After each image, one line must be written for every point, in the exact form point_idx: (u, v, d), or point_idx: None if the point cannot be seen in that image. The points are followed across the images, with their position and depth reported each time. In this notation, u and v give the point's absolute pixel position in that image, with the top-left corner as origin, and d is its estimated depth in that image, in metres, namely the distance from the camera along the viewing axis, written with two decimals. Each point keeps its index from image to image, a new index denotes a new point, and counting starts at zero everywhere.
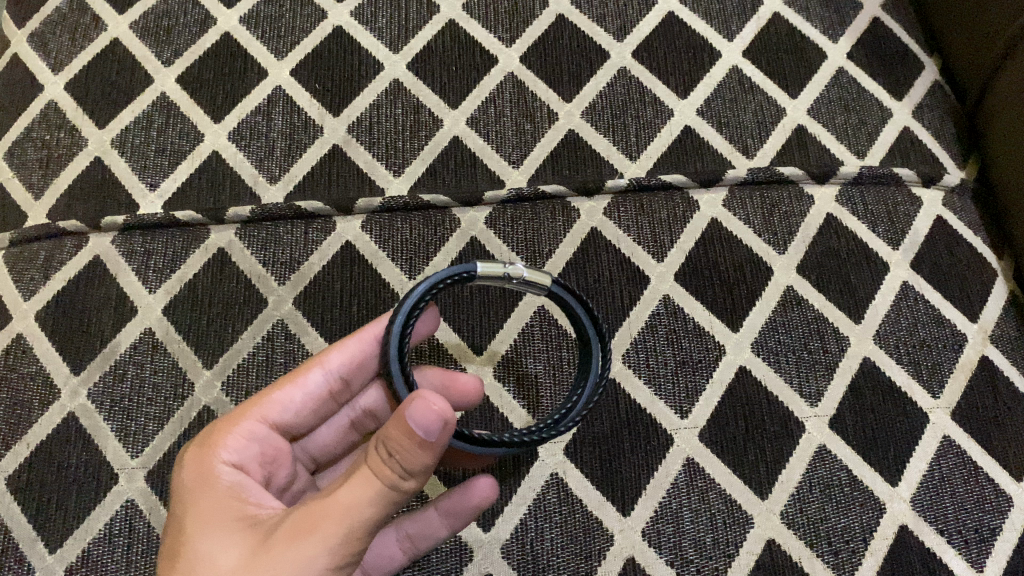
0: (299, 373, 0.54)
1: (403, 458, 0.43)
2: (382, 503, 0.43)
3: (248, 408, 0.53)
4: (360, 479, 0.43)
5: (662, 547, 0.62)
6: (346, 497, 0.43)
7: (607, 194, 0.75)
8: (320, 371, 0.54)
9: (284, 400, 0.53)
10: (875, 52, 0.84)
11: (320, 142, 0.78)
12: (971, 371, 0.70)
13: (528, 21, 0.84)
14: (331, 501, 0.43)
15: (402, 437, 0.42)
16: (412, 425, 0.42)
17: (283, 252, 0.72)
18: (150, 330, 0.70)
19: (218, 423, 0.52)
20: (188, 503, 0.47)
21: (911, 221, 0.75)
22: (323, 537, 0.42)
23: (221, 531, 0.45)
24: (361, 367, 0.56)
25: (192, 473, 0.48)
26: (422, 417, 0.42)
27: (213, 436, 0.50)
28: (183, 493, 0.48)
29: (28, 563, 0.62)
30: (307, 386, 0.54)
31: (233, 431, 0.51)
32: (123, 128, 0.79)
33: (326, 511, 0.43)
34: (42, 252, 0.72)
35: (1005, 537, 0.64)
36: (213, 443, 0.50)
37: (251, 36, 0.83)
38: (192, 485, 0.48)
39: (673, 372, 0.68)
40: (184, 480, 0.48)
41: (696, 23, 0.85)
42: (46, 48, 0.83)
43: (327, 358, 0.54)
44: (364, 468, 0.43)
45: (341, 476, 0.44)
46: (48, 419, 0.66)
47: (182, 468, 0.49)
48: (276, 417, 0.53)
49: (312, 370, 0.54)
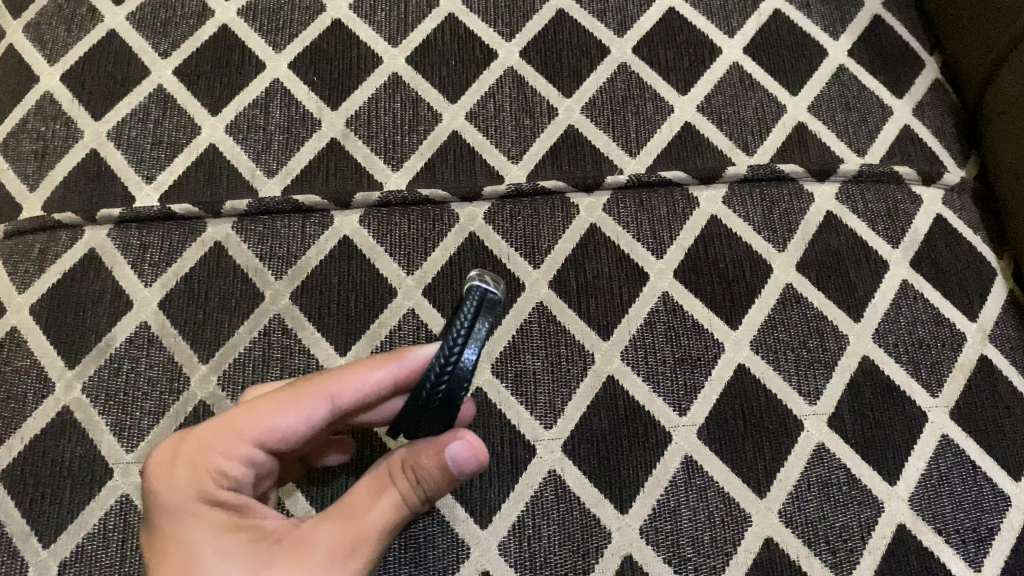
0: (303, 401, 0.47)
1: (430, 487, 0.48)
2: (402, 523, 0.48)
3: (242, 431, 0.47)
4: (388, 501, 0.47)
5: (660, 545, 0.62)
6: (375, 518, 0.47)
7: (607, 190, 0.75)
8: (327, 403, 0.47)
9: (284, 429, 0.47)
10: (876, 50, 0.84)
11: (318, 136, 0.77)
12: (970, 371, 0.69)
13: (528, 16, 0.84)
14: (358, 522, 0.47)
15: (436, 469, 0.48)
16: (451, 460, 0.48)
17: (280, 246, 0.72)
18: (146, 324, 0.69)
19: (209, 435, 0.47)
20: (187, 523, 0.45)
21: (911, 219, 0.75)
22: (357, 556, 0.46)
23: (237, 556, 0.44)
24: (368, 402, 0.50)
25: (188, 493, 0.46)
26: (462, 454, 0.48)
27: (208, 458, 0.46)
28: (183, 514, 0.46)
29: (21, 558, 0.61)
30: (311, 418, 0.47)
31: (228, 452, 0.47)
32: (119, 120, 0.78)
33: (359, 532, 0.46)
34: (38, 244, 0.72)
35: (1003, 536, 0.64)
36: (208, 463, 0.46)
37: (249, 29, 0.83)
38: (187, 504, 0.46)
39: (671, 369, 0.68)
40: (176, 499, 0.46)
41: (696, 19, 0.85)
42: (42, 39, 0.82)
43: (341, 390, 0.47)
44: (389, 490, 0.48)
45: (363, 497, 0.48)
46: (42, 412, 0.66)
47: (170, 484, 0.46)
48: (270, 443, 0.47)
49: (321, 401, 0.47)
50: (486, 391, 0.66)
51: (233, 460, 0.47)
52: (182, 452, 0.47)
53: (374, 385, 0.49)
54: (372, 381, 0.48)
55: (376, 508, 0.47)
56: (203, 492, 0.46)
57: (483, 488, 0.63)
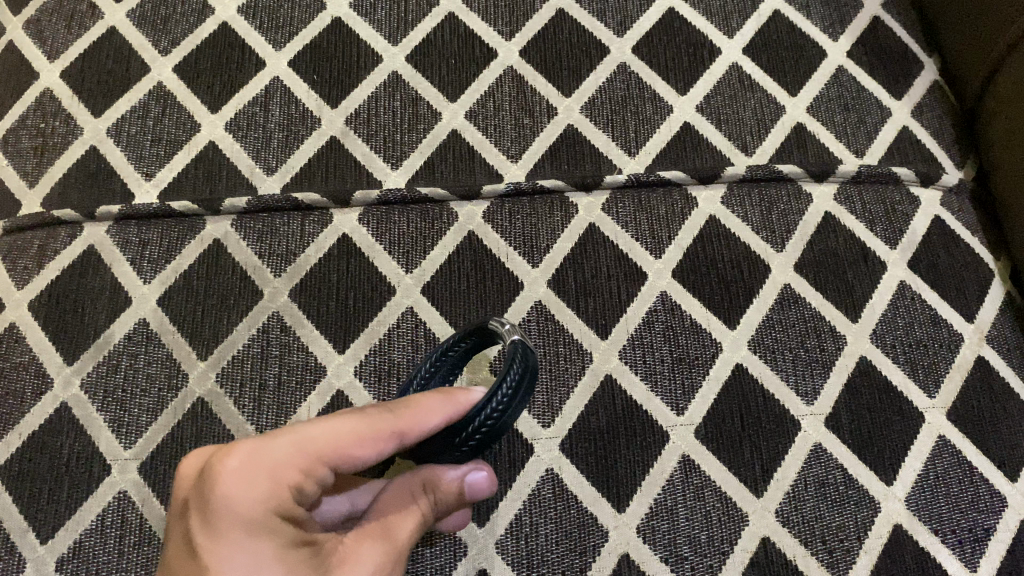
0: (382, 434, 0.46)
1: (445, 508, 0.52)
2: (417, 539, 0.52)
3: (319, 453, 0.44)
4: (416, 520, 0.50)
5: (656, 544, 0.62)
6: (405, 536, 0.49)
7: (606, 190, 0.75)
8: (399, 438, 0.46)
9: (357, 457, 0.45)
10: (875, 51, 0.84)
11: (318, 134, 0.77)
12: (967, 371, 0.70)
13: (528, 15, 0.84)
14: (392, 540, 0.49)
15: (454, 493, 0.52)
16: (469, 485, 0.52)
17: (279, 243, 0.72)
18: (144, 320, 0.69)
19: (286, 449, 0.44)
20: (251, 533, 0.42)
21: (908, 220, 0.75)
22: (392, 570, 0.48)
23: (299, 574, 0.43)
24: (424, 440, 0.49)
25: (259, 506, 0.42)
26: (482, 481, 0.52)
27: (283, 475, 0.43)
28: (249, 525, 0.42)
29: (18, 554, 0.61)
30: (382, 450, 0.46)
31: (304, 470, 0.44)
32: (119, 117, 0.78)
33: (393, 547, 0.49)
34: (37, 241, 0.72)
35: (1000, 537, 0.64)
36: (281, 476, 0.43)
37: (249, 27, 0.83)
38: (256, 516, 0.42)
39: (669, 369, 0.68)
40: (243, 510, 0.42)
41: (696, 19, 0.85)
42: (42, 35, 0.82)
43: (417, 427, 0.46)
44: (417, 509, 0.50)
45: (389, 515, 0.50)
46: (40, 408, 0.66)
47: (238, 490, 0.42)
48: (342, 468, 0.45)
49: (397, 435, 0.46)
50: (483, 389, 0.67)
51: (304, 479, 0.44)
52: (255, 460, 0.43)
53: (440, 426, 0.47)
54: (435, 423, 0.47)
55: (405, 525, 0.50)
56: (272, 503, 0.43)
57: None
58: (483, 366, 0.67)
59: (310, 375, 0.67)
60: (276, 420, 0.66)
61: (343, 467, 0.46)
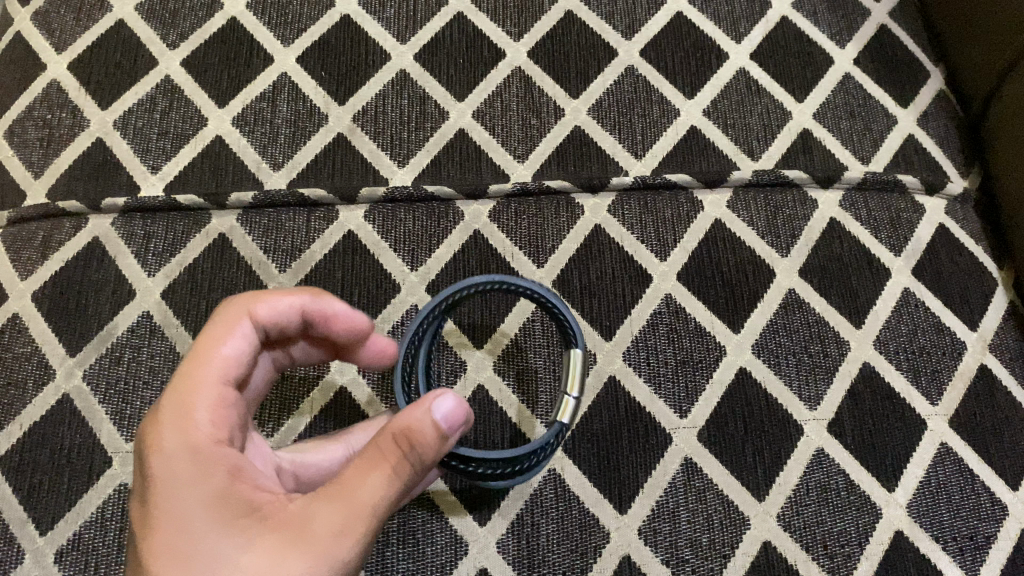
0: (235, 325, 0.51)
1: (425, 454, 0.46)
2: (403, 492, 0.46)
3: (193, 371, 0.49)
4: (380, 476, 0.45)
5: (658, 546, 0.62)
6: (371, 492, 0.45)
7: (612, 192, 0.75)
8: (249, 318, 0.52)
9: (229, 358, 0.50)
10: (882, 59, 0.84)
11: (325, 130, 0.77)
12: (970, 380, 0.70)
13: (537, 17, 0.84)
14: (352, 498, 0.45)
15: (427, 435, 0.46)
16: (439, 421, 0.46)
17: (285, 239, 0.72)
18: (148, 313, 0.69)
19: (190, 403, 0.47)
20: (179, 494, 0.44)
21: (913, 228, 0.76)
22: (356, 530, 0.44)
23: (230, 531, 0.44)
24: (284, 328, 0.55)
25: (178, 459, 0.45)
26: (455, 412, 0.47)
27: (189, 417, 0.46)
28: (174, 482, 0.45)
29: (18, 545, 0.61)
30: (246, 339, 0.51)
31: (210, 410, 0.47)
32: (126, 110, 0.78)
33: (355, 505, 0.45)
34: (41, 232, 0.72)
35: (1000, 545, 0.64)
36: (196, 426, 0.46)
37: (258, 22, 0.83)
38: (179, 473, 0.45)
39: (672, 371, 0.68)
40: (168, 468, 0.45)
41: (704, 24, 0.85)
42: (49, 27, 0.82)
43: (257, 308, 0.52)
44: (383, 462, 0.45)
45: (351, 470, 0.46)
46: (42, 400, 0.65)
47: (161, 449, 0.45)
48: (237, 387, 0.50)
49: (243, 321, 0.51)
50: (487, 388, 0.67)
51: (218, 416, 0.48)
52: (171, 417, 0.46)
53: (289, 302, 0.54)
54: (288, 308, 0.53)
55: (369, 482, 0.45)
56: (194, 458, 0.45)
57: (482, 485, 0.63)
58: (486, 363, 0.67)
59: (312, 371, 0.67)
60: (277, 415, 0.65)
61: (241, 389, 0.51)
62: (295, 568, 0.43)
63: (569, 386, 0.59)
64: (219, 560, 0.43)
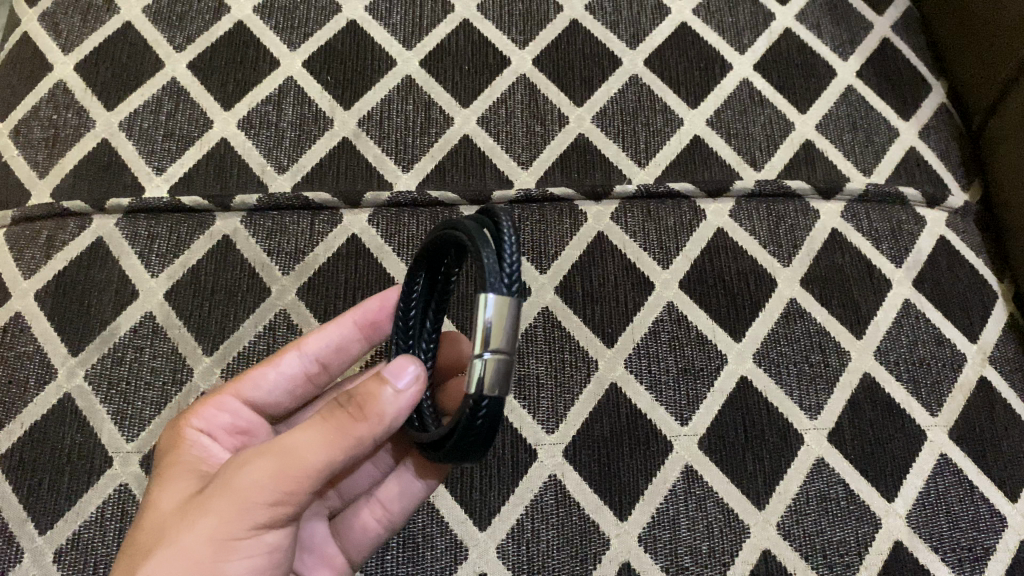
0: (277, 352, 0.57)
1: (363, 405, 0.44)
2: (334, 444, 0.43)
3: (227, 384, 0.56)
4: (310, 423, 0.44)
5: (658, 553, 0.62)
6: (295, 438, 0.44)
7: (615, 199, 0.76)
8: (295, 351, 0.57)
9: (259, 378, 0.56)
10: (884, 72, 0.85)
11: (330, 134, 0.78)
12: (970, 392, 0.70)
13: (543, 25, 0.85)
14: (275, 445, 0.44)
15: (369, 388, 0.44)
16: (381, 374, 0.45)
17: (288, 242, 0.72)
18: (151, 314, 0.69)
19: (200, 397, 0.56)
20: (162, 463, 0.50)
21: (914, 239, 0.76)
22: (262, 466, 0.43)
23: (177, 485, 0.47)
24: (341, 350, 0.59)
25: (169, 435, 0.52)
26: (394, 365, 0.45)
27: (190, 406, 0.54)
28: (163, 455, 0.51)
29: (16, 544, 0.61)
30: (284, 369, 0.57)
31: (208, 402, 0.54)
32: (132, 111, 0.78)
33: (274, 447, 0.44)
34: (45, 231, 0.72)
35: (999, 557, 0.64)
36: (191, 410, 0.53)
37: (264, 26, 0.83)
38: (167, 446, 0.51)
39: (674, 379, 0.68)
40: (163, 442, 0.52)
41: (708, 34, 0.86)
42: (57, 28, 0.83)
43: (304, 340, 0.57)
44: (320, 412, 0.45)
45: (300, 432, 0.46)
46: (44, 399, 0.65)
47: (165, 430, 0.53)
48: (254, 397, 0.56)
49: (288, 352, 0.57)
50: None
51: (217, 409, 0.54)
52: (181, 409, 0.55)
53: (335, 328, 0.58)
54: (332, 327, 0.58)
55: (295, 431, 0.44)
56: (181, 434, 0.52)
57: (482, 491, 0.63)
58: None
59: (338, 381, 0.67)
60: None
61: (258, 398, 0.56)
62: (202, 508, 0.43)
63: (477, 346, 0.40)
64: (157, 504, 0.46)
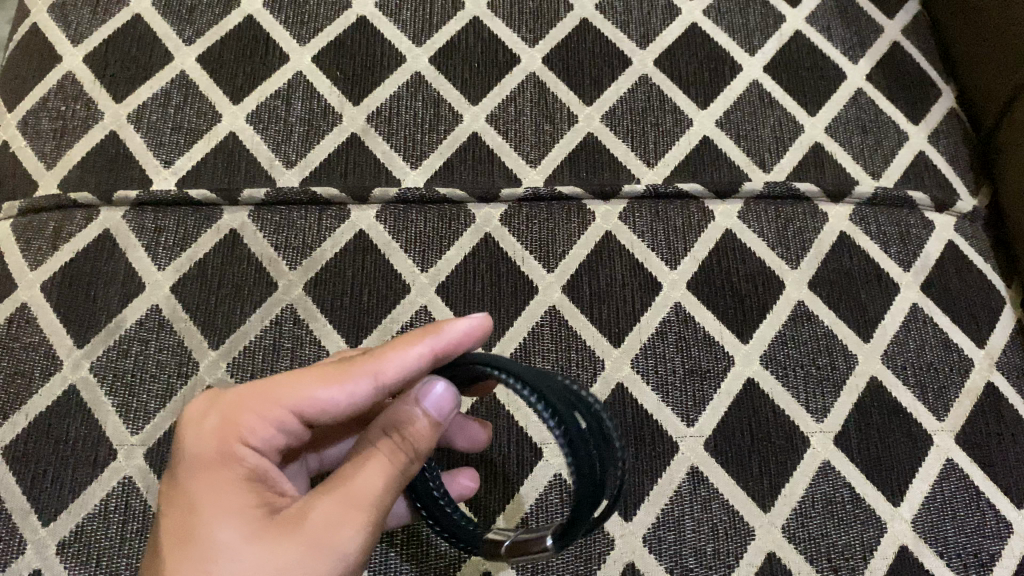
0: (349, 375, 0.47)
1: (417, 445, 0.47)
2: (397, 486, 0.46)
3: (276, 394, 0.47)
4: (376, 464, 0.45)
5: (663, 554, 0.62)
6: (365, 483, 0.45)
7: (624, 199, 0.76)
8: (372, 377, 0.47)
9: (323, 399, 0.47)
10: (895, 76, 0.85)
11: (338, 130, 0.78)
12: (977, 397, 0.70)
13: (552, 23, 0.85)
14: (348, 492, 0.45)
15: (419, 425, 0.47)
16: (430, 411, 0.47)
17: (296, 236, 0.72)
18: (157, 307, 0.69)
19: (240, 401, 0.47)
20: (208, 487, 0.45)
21: (922, 244, 0.76)
22: (346, 521, 0.44)
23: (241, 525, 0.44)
24: (411, 380, 0.49)
25: (213, 448, 0.46)
26: (441, 397, 0.47)
27: (238, 418, 0.46)
28: (203, 472, 0.45)
29: (18, 535, 0.61)
30: (353, 394, 0.47)
31: (260, 415, 0.47)
32: (140, 103, 0.78)
33: (344, 494, 0.45)
34: (52, 222, 0.72)
35: (1005, 563, 0.64)
36: (241, 424, 0.46)
37: (274, 21, 0.83)
38: (211, 462, 0.46)
39: (681, 379, 0.68)
40: (204, 453, 0.46)
41: (718, 35, 0.86)
42: (66, 20, 0.83)
43: (385, 368, 0.47)
44: (377, 452, 0.46)
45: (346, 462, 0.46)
46: (49, 390, 0.65)
47: (202, 439, 0.46)
48: (310, 417, 0.47)
49: (365, 379, 0.47)
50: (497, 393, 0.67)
51: (270, 427, 0.47)
52: (217, 413, 0.47)
53: (417, 359, 0.48)
54: (413, 356, 0.47)
55: (364, 472, 0.45)
56: (231, 452, 0.46)
57: (488, 490, 0.63)
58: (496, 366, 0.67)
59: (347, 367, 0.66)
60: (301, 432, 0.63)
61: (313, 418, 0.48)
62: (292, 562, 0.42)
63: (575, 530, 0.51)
64: (223, 548, 0.43)
